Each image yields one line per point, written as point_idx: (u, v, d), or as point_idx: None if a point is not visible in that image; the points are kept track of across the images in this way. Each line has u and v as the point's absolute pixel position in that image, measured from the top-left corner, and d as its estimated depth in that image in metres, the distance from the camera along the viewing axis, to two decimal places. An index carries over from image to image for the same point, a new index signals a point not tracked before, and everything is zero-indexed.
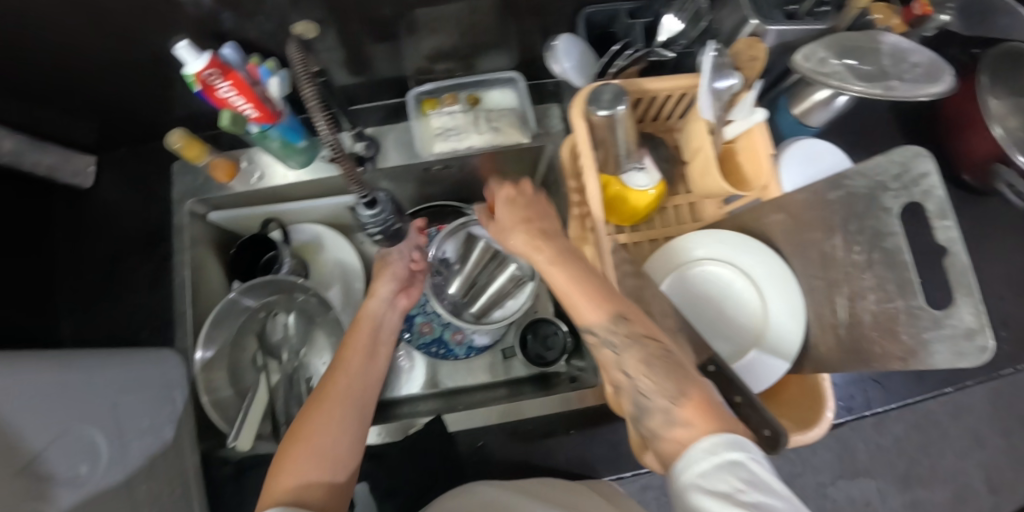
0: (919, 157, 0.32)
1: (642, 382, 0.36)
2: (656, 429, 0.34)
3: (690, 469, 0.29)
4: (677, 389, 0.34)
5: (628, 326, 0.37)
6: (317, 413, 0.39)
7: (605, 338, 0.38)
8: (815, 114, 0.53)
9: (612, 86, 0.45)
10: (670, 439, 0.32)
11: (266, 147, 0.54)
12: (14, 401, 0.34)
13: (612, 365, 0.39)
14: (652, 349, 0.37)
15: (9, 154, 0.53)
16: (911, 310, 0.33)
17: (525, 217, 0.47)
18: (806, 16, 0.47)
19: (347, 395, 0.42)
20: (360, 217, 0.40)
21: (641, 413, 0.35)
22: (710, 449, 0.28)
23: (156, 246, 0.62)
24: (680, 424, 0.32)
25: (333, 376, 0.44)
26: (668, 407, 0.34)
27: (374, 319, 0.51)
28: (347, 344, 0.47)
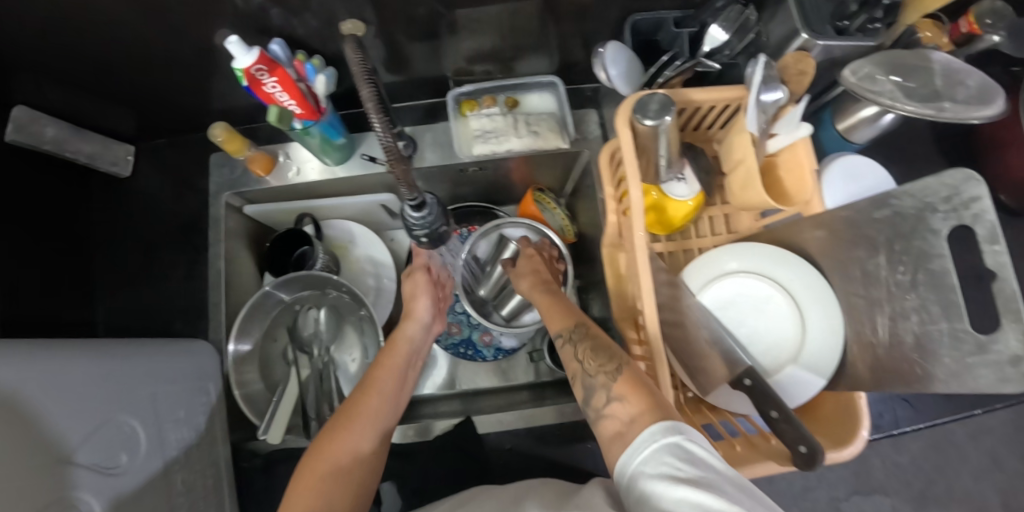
0: (970, 181, 0.32)
1: (587, 363, 0.38)
2: (599, 407, 0.35)
3: (635, 458, 0.28)
4: (612, 366, 0.36)
5: (585, 329, 0.43)
6: (345, 432, 0.41)
7: (567, 337, 0.43)
8: (860, 131, 0.53)
9: (659, 96, 0.43)
10: (607, 417, 0.33)
11: (305, 144, 0.54)
12: (53, 390, 0.34)
13: (570, 359, 0.41)
14: (600, 340, 0.40)
15: (52, 142, 0.54)
16: (956, 333, 0.33)
17: (536, 270, 0.55)
18: (856, 33, 0.46)
19: (374, 418, 0.43)
20: (406, 218, 0.39)
21: (587, 393, 0.37)
22: (650, 438, 0.28)
23: (192, 237, 0.64)
24: (615, 399, 0.33)
25: (365, 395, 0.45)
26: (607, 383, 0.35)
27: (409, 344, 0.51)
28: (380, 365, 0.48)
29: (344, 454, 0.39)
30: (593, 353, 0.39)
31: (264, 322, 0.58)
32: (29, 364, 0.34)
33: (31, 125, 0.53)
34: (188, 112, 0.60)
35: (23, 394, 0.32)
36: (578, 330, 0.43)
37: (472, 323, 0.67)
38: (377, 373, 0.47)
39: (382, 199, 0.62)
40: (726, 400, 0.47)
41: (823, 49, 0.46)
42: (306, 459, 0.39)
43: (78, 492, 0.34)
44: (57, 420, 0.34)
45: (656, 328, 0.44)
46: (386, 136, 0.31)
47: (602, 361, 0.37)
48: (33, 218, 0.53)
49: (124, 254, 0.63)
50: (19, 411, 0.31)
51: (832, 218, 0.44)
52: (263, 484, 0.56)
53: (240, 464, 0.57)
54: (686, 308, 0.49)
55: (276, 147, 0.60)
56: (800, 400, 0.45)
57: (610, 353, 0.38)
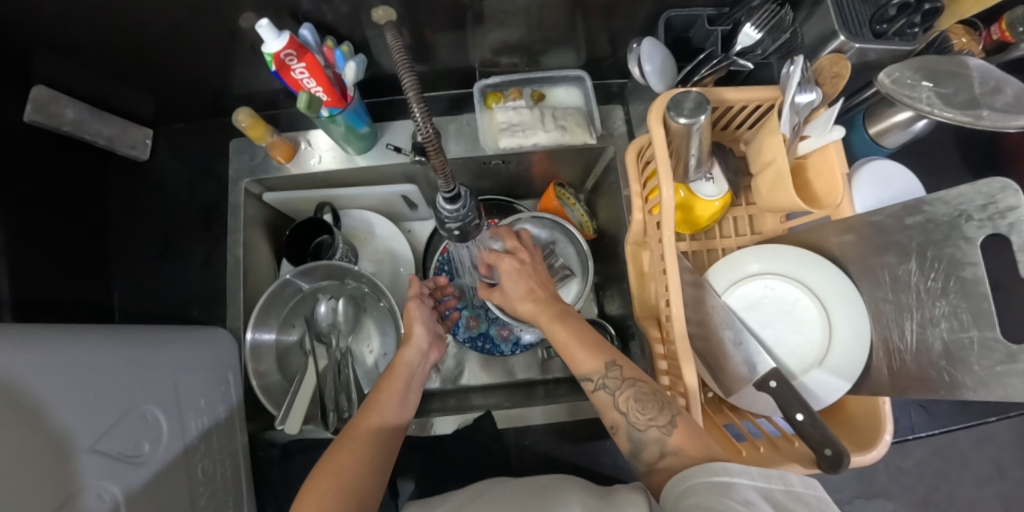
0: (1006, 190, 0.32)
1: (634, 416, 0.38)
2: (651, 461, 0.36)
3: (694, 476, 0.30)
4: (665, 419, 0.37)
5: (619, 370, 0.42)
6: (346, 452, 0.40)
7: (600, 382, 0.42)
8: (892, 136, 0.55)
9: (694, 93, 0.42)
10: (661, 470, 0.35)
11: (330, 132, 0.53)
12: (77, 378, 0.34)
13: (608, 407, 0.41)
14: (642, 386, 0.40)
15: (71, 123, 0.53)
16: (987, 342, 0.33)
17: (530, 288, 0.50)
18: (893, 37, 0.46)
19: (376, 438, 0.42)
20: (439, 210, 0.38)
21: (635, 447, 0.38)
22: (714, 467, 0.30)
23: (211, 224, 0.64)
24: (670, 452, 0.35)
25: (366, 416, 0.44)
26: (660, 438, 0.36)
27: (409, 368, 0.50)
28: (381, 389, 0.47)
29: (344, 473, 0.38)
30: (637, 403, 0.39)
31: (282, 311, 0.58)
32: (52, 351, 0.33)
33: (49, 105, 0.51)
34: (208, 96, 0.59)
35: (47, 382, 0.31)
36: (610, 374, 0.42)
37: (490, 317, 0.66)
38: (378, 395, 0.46)
39: (404, 190, 0.60)
40: (748, 401, 0.47)
41: (858, 52, 0.46)
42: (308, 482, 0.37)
43: (102, 481, 0.33)
44: (80, 409, 0.33)
45: (682, 327, 0.43)
46: (425, 124, 0.28)
47: (651, 413, 0.38)
48: (51, 201, 0.53)
49: (142, 239, 0.62)
50: (42, 398, 0.30)
51: (860, 222, 0.44)
52: (279, 473, 0.56)
53: (257, 452, 0.57)
54: (709, 308, 0.49)
55: (298, 135, 0.60)
56: (824, 403, 0.46)
57: (658, 403, 0.38)
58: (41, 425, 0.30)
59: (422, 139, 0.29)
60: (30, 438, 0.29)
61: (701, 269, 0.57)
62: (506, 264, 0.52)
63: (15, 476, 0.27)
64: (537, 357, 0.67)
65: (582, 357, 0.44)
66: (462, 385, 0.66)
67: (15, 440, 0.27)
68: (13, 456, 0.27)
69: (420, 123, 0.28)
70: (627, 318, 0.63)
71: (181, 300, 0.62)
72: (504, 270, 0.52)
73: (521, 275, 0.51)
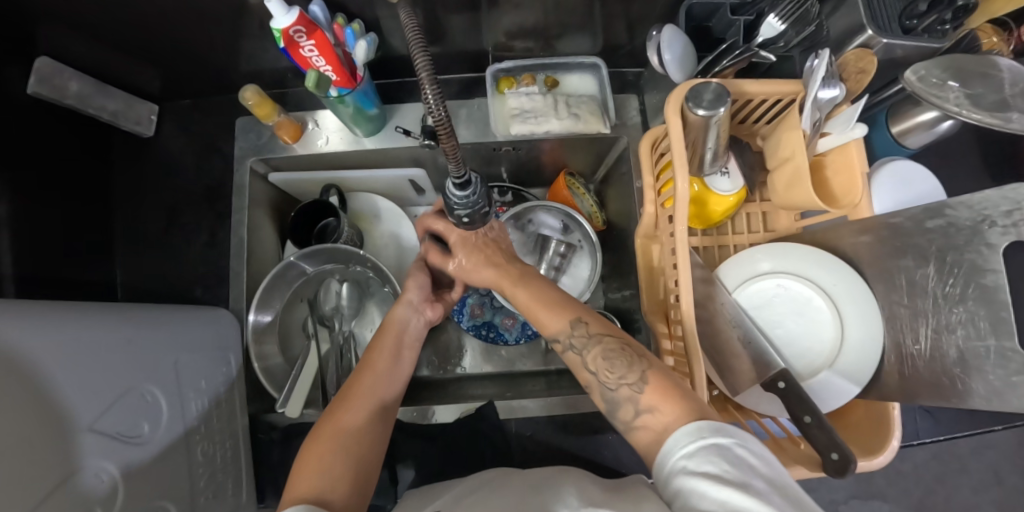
0: None
1: (604, 375, 0.37)
2: (628, 420, 0.35)
3: (676, 451, 0.29)
4: (634, 377, 0.35)
5: (585, 328, 0.40)
6: (344, 411, 0.40)
7: (567, 342, 0.41)
8: (915, 136, 0.54)
9: (714, 84, 0.41)
10: (639, 428, 0.34)
11: (338, 113, 0.52)
12: (77, 357, 0.33)
13: (579, 368, 0.40)
14: (609, 342, 0.39)
15: (75, 96, 0.53)
16: (1003, 351, 0.32)
17: (489, 251, 0.50)
18: (922, 33, 0.44)
19: (372, 393, 0.43)
20: (448, 195, 0.36)
21: (610, 407, 0.36)
22: (692, 434, 0.29)
23: (216, 203, 0.63)
24: (645, 410, 0.33)
25: (360, 375, 0.45)
26: (632, 396, 0.35)
27: (401, 323, 0.50)
28: (373, 349, 0.48)
29: (345, 432, 0.38)
30: (606, 362, 0.38)
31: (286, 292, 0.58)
32: (53, 326, 0.33)
33: (54, 77, 0.51)
34: (216, 72, 0.58)
35: (49, 358, 0.31)
36: (576, 333, 0.40)
37: (495, 306, 0.67)
38: (370, 356, 0.47)
39: (411, 174, 0.59)
40: (755, 401, 0.47)
41: (885, 48, 0.44)
42: (309, 438, 0.38)
43: (100, 461, 0.33)
44: (82, 386, 0.33)
45: (692, 322, 0.42)
46: (436, 103, 0.24)
47: (619, 372, 0.36)
48: (55, 176, 0.52)
49: (146, 215, 0.62)
50: (41, 374, 0.30)
51: (879, 222, 0.43)
52: (279, 456, 0.57)
53: (258, 435, 0.57)
54: (719, 305, 0.48)
55: (305, 115, 0.59)
56: (833, 405, 0.45)
57: (626, 360, 0.37)
58: (41, 402, 0.29)
59: (432, 120, 0.25)
60: (32, 414, 0.28)
61: (712, 265, 0.56)
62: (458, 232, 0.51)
63: (20, 449, 0.27)
64: (542, 346, 0.67)
65: (549, 318, 0.43)
66: (460, 373, 0.66)
67: (18, 415, 0.27)
68: (16, 430, 0.27)
69: (432, 108, 0.24)
70: (634, 312, 0.62)
71: (184, 280, 0.61)
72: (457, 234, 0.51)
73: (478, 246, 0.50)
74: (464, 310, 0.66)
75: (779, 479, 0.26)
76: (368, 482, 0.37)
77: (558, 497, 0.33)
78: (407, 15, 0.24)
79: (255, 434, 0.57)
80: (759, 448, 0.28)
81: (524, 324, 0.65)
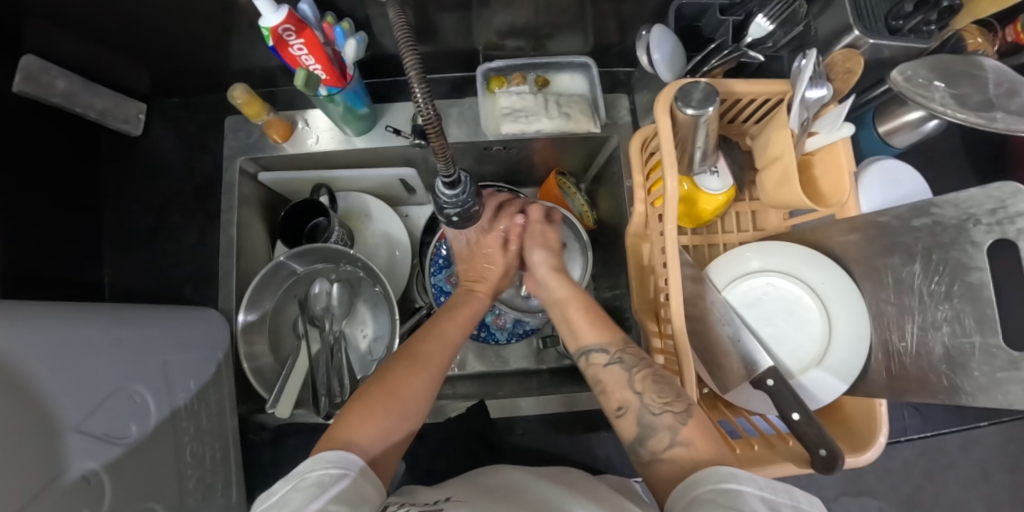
0: (1019, 195, 0.31)
1: (652, 397, 0.37)
2: (658, 449, 0.35)
3: (702, 485, 0.29)
4: (681, 407, 0.36)
5: (636, 351, 0.43)
6: (415, 371, 0.41)
7: (615, 356, 0.42)
8: (902, 135, 0.54)
9: (703, 84, 0.41)
10: (666, 460, 0.34)
11: (328, 112, 0.52)
12: (65, 357, 0.33)
13: (619, 385, 0.40)
14: (658, 370, 0.40)
15: (63, 94, 0.52)
16: (987, 348, 0.33)
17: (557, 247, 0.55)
18: (909, 34, 0.44)
19: (442, 364, 0.44)
20: (438, 195, 0.36)
21: (643, 432, 0.37)
22: (724, 474, 0.29)
23: (205, 202, 0.63)
24: (681, 443, 0.34)
25: (438, 338, 0.45)
26: (673, 425, 0.35)
27: (478, 305, 0.52)
28: (449, 317, 0.49)
29: (409, 396, 0.39)
30: (654, 385, 0.38)
31: (276, 292, 0.58)
32: (40, 326, 0.32)
33: (41, 75, 0.50)
34: (205, 70, 0.58)
35: (36, 357, 0.31)
36: (627, 350, 0.43)
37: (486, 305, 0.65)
38: (449, 326, 0.47)
39: (402, 173, 0.59)
40: (745, 397, 0.47)
41: (872, 48, 0.45)
42: (370, 385, 0.40)
43: (87, 462, 0.33)
44: (69, 386, 0.33)
45: (683, 321, 0.43)
46: (426, 102, 0.24)
47: (667, 398, 0.37)
48: (42, 175, 0.51)
49: (133, 215, 0.61)
50: (28, 375, 0.30)
51: (866, 221, 0.43)
52: (269, 457, 0.57)
53: (248, 435, 0.57)
54: (708, 303, 0.48)
55: (295, 114, 0.59)
56: (821, 402, 0.46)
57: (675, 390, 0.38)
58: (28, 403, 0.29)
59: (421, 119, 0.25)
60: (20, 416, 0.28)
61: (702, 264, 0.56)
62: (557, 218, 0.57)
63: (8, 450, 0.26)
64: (533, 345, 0.66)
65: (596, 331, 0.45)
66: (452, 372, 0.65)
67: (5, 415, 0.27)
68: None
69: (422, 107, 0.24)
70: (625, 311, 0.62)
71: (173, 280, 0.61)
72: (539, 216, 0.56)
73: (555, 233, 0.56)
74: None
75: None
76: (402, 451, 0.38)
77: (559, 497, 0.33)
78: (395, 13, 0.24)
79: (245, 434, 0.57)
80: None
81: (515, 323, 0.65)
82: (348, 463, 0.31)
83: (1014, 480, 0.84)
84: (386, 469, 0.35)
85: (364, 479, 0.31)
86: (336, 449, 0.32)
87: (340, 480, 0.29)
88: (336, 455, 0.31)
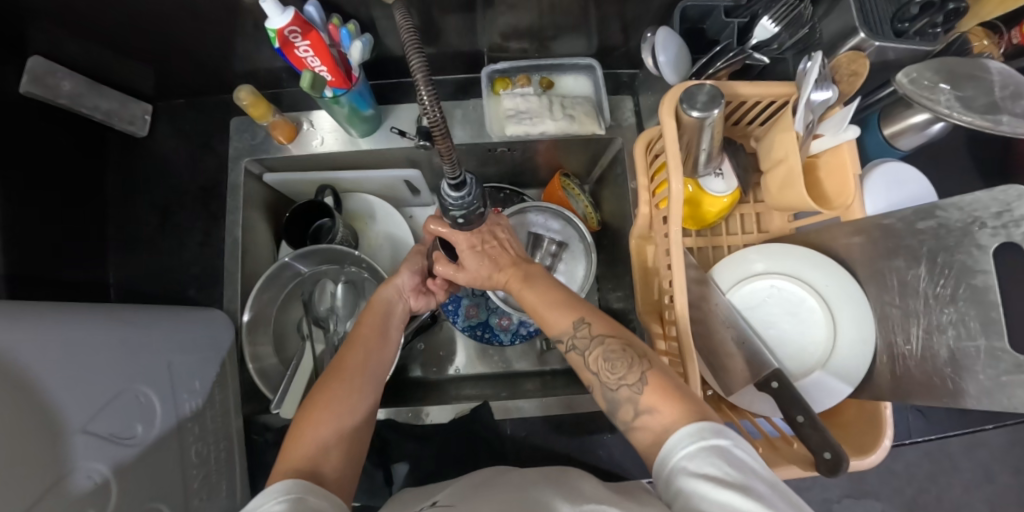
0: None
1: (605, 375, 0.37)
2: (628, 420, 0.35)
3: (677, 452, 0.29)
4: (634, 378, 0.35)
5: (587, 328, 0.40)
6: (336, 383, 0.40)
7: (570, 343, 0.41)
8: (907, 137, 0.54)
9: (708, 86, 0.41)
10: (638, 428, 0.34)
11: (333, 113, 0.52)
12: (70, 358, 0.33)
13: (582, 368, 0.40)
14: (611, 343, 0.38)
15: (69, 95, 0.52)
16: (993, 351, 0.33)
17: (496, 260, 0.45)
18: (914, 37, 0.44)
19: (361, 366, 0.43)
20: (443, 197, 0.36)
21: (611, 407, 0.37)
22: (695, 435, 0.29)
23: (209, 203, 0.63)
24: (645, 411, 0.33)
25: (350, 348, 0.44)
26: (631, 396, 0.35)
27: (387, 304, 0.50)
28: (360, 324, 0.47)
29: (332, 405, 0.38)
30: (607, 363, 0.37)
31: (280, 293, 0.58)
32: (46, 327, 0.33)
33: (46, 77, 0.50)
34: (210, 72, 0.58)
35: (36, 360, 0.30)
36: (579, 333, 0.40)
37: (490, 306, 0.66)
38: (359, 330, 0.47)
39: (406, 174, 0.59)
40: (749, 400, 0.47)
41: (878, 50, 0.45)
42: (299, 414, 0.38)
43: (93, 462, 0.33)
44: (72, 388, 0.33)
45: (687, 321, 0.43)
46: (432, 105, 0.24)
47: (620, 372, 0.36)
48: (48, 176, 0.52)
49: (138, 216, 0.61)
50: (28, 379, 0.29)
51: (871, 224, 0.43)
52: (273, 457, 0.57)
53: (253, 436, 0.57)
54: (712, 306, 0.48)
55: (300, 115, 0.59)
56: (826, 405, 0.46)
57: (626, 361, 0.36)
58: (29, 406, 0.29)
59: (428, 122, 0.25)
60: (20, 419, 0.28)
61: (706, 266, 0.56)
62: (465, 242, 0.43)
63: (12, 450, 0.26)
64: (535, 347, 0.67)
65: (554, 317, 0.42)
66: (454, 374, 0.66)
67: (6, 417, 0.27)
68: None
69: (427, 108, 0.24)
70: (629, 313, 0.62)
71: (177, 280, 0.61)
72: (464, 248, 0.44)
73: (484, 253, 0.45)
74: (459, 311, 0.65)
75: (778, 483, 0.26)
76: (358, 456, 0.38)
77: (564, 499, 0.33)
78: (401, 13, 0.24)
79: (250, 435, 0.57)
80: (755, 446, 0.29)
81: (519, 324, 0.65)
82: (298, 487, 0.30)
83: (1020, 483, 0.84)
84: (343, 483, 0.34)
85: (315, 497, 0.30)
86: (287, 478, 0.31)
87: (293, 502, 0.28)
88: (283, 481, 0.30)
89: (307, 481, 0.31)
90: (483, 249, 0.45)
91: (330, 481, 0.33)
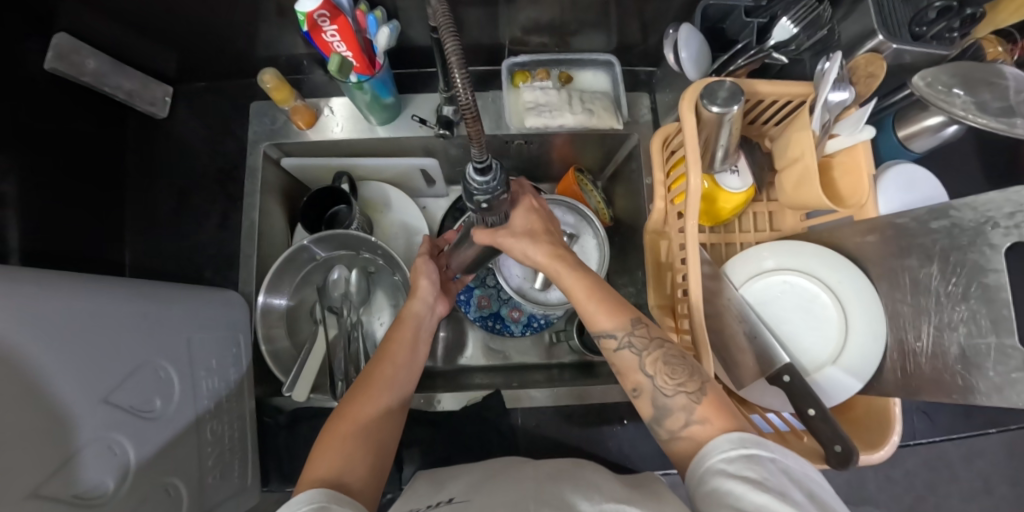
0: None
1: (665, 380, 0.37)
2: (676, 429, 0.35)
3: (715, 454, 0.30)
4: (694, 386, 0.36)
5: (645, 328, 0.40)
6: (364, 397, 0.41)
7: (624, 340, 0.40)
8: (921, 140, 0.55)
9: (728, 83, 0.42)
10: (684, 438, 0.34)
11: (354, 99, 0.52)
12: (93, 329, 0.33)
13: (631, 368, 0.40)
14: (670, 348, 0.39)
15: (92, 74, 0.53)
16: (1003, 349, 0.33)
17: (544, 229, 0.48)
18: (931, 40, 0.45)
19: (392, 381, 0.43)
20: (468, 182, 0.36)
21: (660, 413, 0.37)
22: (735, 441, 0.30)
23: (226, 186, 0.63)
24: (698, 422, 0.34)
25: (381, 362, 0.44)
26: (688, 405, 0.35)
27: (417, 319, 0.50)
28: (391, 339, 0.47)
29: (357, 424, 0.38)
30: (667, 367, 0.38)
31: (294, 277, 0.58)
32: (71, 295, 0.33)
33: (72, 54, 0.51)
34: (233, 56, 0.58)
35: (62, 328, 0.31)
36: (636, 332, 0.40)
37: (502, 298, 0.66)
38: (390, 344, 0.46)
39: (423, 163, 0.59)
40: (760, 393, 0.48)
41: (895, 53, 0.45)
42: (329, 424, 0.39)
43: (112, 433, 0.33)
44: (92, 359, 0.33)
45: (702, 316, 0.43)
46: (465, 91, 0.24)
47: (680, 379, 0.37)
48: (71, 152, 0.52)
49: (155, 197, 0.62)
50: (52, 346, 0.30)
51: (884, 223, 0.44)
52: (283, 440, 0.57)
53: (264, 418, 0.58)
54: (724, 301, 0.49)
55: (320, 101, 0.60)
56: (835, 401, 0.46)
57: (687, 369, 0.37)
58: (49, 372, 0.29)
59: (462, 112, 0.25)
60: (36, 386, 0.28)
61: (719, 261, 0.57)
62: (527, 201, 0.49)
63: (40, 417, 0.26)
64: (544, 339, 0.68)
65: (603, 313, 0.42)
66: (463, 364, 0.66)
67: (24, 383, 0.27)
68: (18, 403, 0.26)
69: (461, 95, 0.24)
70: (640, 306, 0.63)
71: (193, 262, 0.61)
72: (521, 205, 0.49)
73: (536, 215, 0.49)
74: (471, 301, 0.66)
75: (817, 498, 0.27)
76: (384, 469, 0.38)
77: (578, 494, 0.33)
78: (438, 3, 0.25)
79: (260, 417, 0.57)
80: (796, 462, 0.29)
81: (530, 316, 0.66)
82: (323, 496, 0.30)
83: (1015, 493, 0.85)
84: (369, 491, 0.35)
85: (340, 506, 0.30)
86: (311, 489, 0.31)
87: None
88: (307, 491, 0.31)
89: (332, 490, 0.31)
90: (533, 211, 0.49)
91: (355, 491, 0.34)
